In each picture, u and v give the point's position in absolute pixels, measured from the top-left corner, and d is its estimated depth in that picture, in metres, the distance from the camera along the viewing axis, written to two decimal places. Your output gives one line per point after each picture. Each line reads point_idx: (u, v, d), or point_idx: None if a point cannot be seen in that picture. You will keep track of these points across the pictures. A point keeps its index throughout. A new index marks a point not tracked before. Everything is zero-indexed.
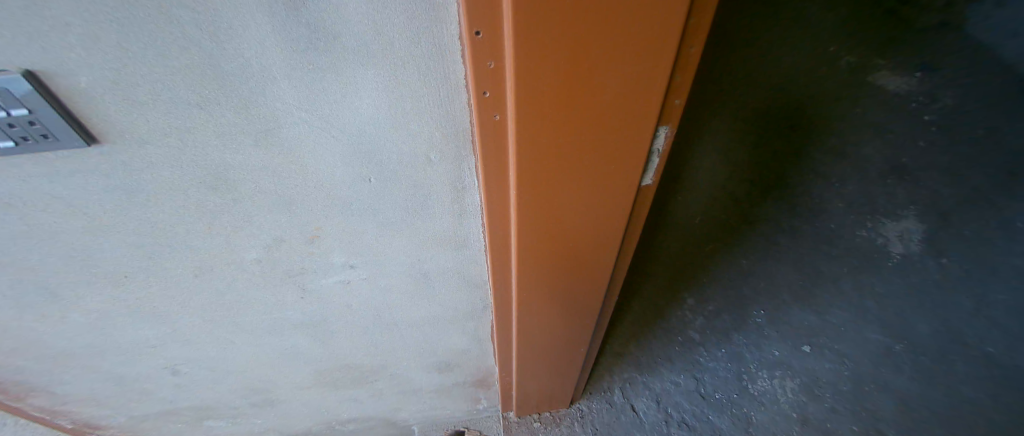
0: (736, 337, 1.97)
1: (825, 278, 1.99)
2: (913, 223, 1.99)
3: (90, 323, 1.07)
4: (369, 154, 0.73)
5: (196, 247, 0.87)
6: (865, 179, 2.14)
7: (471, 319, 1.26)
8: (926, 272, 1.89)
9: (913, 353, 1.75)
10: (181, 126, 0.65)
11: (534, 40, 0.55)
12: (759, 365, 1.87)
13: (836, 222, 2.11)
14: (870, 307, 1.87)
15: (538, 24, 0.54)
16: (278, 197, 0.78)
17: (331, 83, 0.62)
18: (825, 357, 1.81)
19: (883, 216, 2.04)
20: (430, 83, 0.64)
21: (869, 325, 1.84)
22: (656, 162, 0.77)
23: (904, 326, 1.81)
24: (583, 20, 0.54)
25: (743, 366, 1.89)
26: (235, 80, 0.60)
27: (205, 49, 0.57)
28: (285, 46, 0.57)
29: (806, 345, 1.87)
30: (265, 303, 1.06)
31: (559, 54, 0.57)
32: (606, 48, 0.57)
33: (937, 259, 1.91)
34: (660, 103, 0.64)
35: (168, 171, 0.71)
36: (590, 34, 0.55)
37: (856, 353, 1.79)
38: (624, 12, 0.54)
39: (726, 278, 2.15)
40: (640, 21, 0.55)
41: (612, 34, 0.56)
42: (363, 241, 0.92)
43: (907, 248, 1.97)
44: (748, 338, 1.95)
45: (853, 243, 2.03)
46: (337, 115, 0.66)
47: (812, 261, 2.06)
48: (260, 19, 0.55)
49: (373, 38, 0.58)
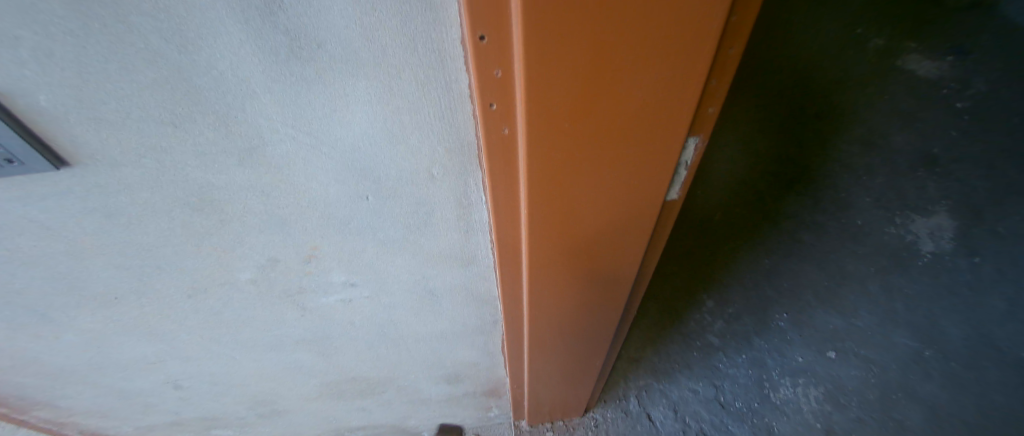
0: (757, 342, 1.84)
1: (850, 278, 1.85)
2: (944, 218, 1.84)
3: (84, 343, 1.03)
4: (366, 172, 0.66)
5: (185, 268, 0.81)
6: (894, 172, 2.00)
7: (482, 333, 1.19)
8: (960, 271, 1.74)
9: (943, 359, 1.61)
10: (155, 145, 0.59)
11: (548, 45, 0.48)
12: (781, 371, 1.75)
13: (861, 219, 1.95)
14: (899, 308, 1.74)
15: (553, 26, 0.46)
16: (269, 218, 0.72)
17: (318, 96, 0.55)
18: (848, 364, 1.68)
19: (912, 211, 1.89)
20: (429, 93, 0.57)
21: (897, 329, 1.70)
22: (684, 173, 0.70)
23: (934, 331, 1.67)
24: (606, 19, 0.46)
25: (764, 373, 1.76)
26: (210, 96, 0.53)
27: (173, 61, 0.50)
28: (263, 56, 0.50)
29: (830, 351, 1.73)
30: (263, 322, 1.00)
31: (578, 59, 0.49)
32: (633, 51, 0.49)
33: (969, 258, 1.75)
34: (692, 112, 0.56)
35: (147, 193, 0.65)
36: (616, 36, 0.48)
37: (882, 358, 1.65)
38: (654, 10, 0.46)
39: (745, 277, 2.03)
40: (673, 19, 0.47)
41: (641, 36, 0.48)
42: (363, 260, 0.85)
43: (938, 246, 1.81)
44: (769, 343, 1.82)
45: (882, 240, 1.88)
46: (327, 131, 0.60)
47: (834, 259, 1.92)
48: (231, 26, 0.48)
49: (363, 44, 0.51)
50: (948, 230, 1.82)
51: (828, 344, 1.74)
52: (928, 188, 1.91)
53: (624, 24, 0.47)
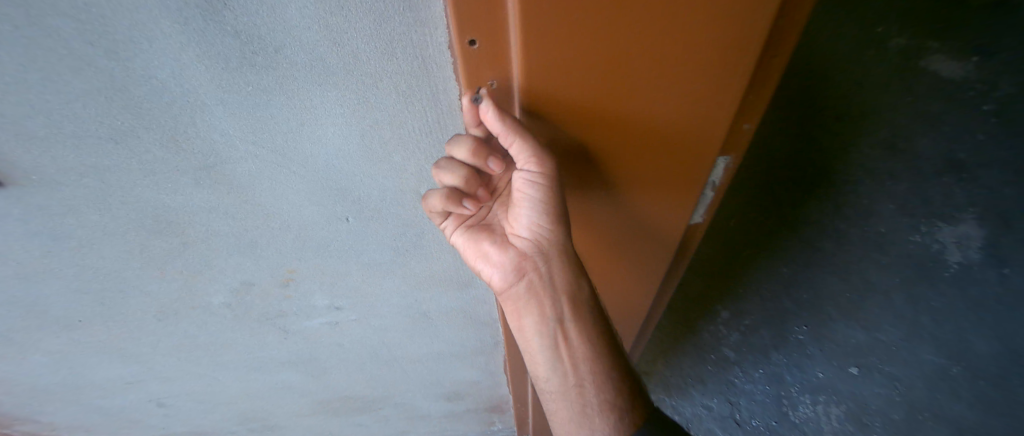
0: (775, 356, 1.28)
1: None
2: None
3: (56, 362, 0.96)
4: (343, 192, 0.58)
5: (151, 292, 0.74)
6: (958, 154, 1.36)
7: (481, 354, 1.11)
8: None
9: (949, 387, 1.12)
10: (99, 163, 0.51)
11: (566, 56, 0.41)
12: (801, 388, 1.24)
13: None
14: (926, 322, 1.18)
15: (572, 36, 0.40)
16: (237, 240, 0.64)
17: (281, 108, 0.47)
18: (872, 380, 1.17)
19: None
20: (413, 105, 0.48)
21: (921, 343, 1.17)
22: (711, 196, 0.63)
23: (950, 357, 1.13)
24: (641, 20, 0.40)
25: (783, 390, 1.26)
26: (155, 108, 0.45)
27: (104, 69, 0.42)
28: (210, 63, 0.42)
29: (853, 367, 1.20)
30: (243, 344, 0.93)
31: (603, 66, 0.42)
32: (668, 56, 0.43)
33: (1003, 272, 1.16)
34: (725, 127, 0.51)
35: (97, 214, 0.58)
36: (649, 38, 0.41)
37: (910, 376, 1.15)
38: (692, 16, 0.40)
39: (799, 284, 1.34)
40: (718, 19, 0.41)
41: (674, 45, 0.42)
42: (346, 284, 0.77)
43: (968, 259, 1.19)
44: (789, 358, 1.27)
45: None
46: (296, 149, 0.51)
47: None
48: (169, 28, 0.39)
49: (329, 48, 0.42)
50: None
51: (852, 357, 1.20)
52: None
53: (661, 24, 0.40)
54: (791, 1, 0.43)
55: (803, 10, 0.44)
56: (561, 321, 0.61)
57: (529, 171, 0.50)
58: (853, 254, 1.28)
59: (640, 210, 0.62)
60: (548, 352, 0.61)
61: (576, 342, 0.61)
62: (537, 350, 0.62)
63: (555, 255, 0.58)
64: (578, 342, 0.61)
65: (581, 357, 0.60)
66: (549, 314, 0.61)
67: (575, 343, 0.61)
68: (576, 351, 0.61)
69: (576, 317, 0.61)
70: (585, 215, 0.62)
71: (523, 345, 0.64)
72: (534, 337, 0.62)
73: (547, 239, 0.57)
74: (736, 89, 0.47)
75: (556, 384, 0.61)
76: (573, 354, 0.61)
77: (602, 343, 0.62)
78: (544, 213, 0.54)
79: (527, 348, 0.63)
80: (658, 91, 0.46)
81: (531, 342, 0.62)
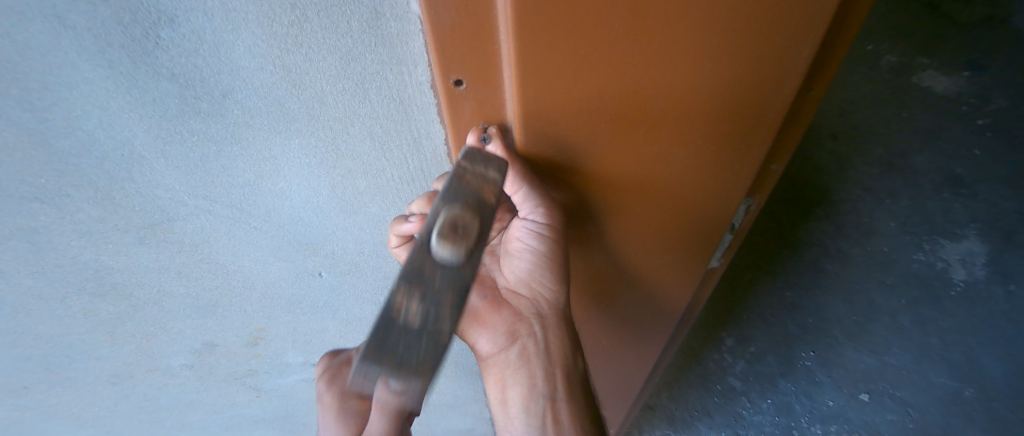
0: (781, 383, 1.27)
1: (881, 313, 1.29)
2: (975, 243, 1.34)
3: None
4: (315, 247, 0.53)
5: (102, 356, 0.64)
6: (946, 168, 1.49)
7: (475, 402, 1.03)
8: (996, 303, 1.26)
9: (977, 401, 1.15)
10: (23, 224, 0.43)
11: (572, 98, 0.35)
12: (812, 420, 1.20)
13: (889, 244, 1.38)
14: (936, 345, 1.23)
15: (581, 78, 0.34)
16: (195, 300, 0.57)
17: (235, 159, 0.41)
18: (884, 407, 1.17)
19: (940, 235, 1.37)
20: (392, 153, 0.42)
21: (933, 364, 1.20)
22: (729, 237, 0.58)
23: (967, 368, 1.19)
24: (664, 56, 0.34)
25: (792, 421, 1.22)
26: (84, 163, 0.38)
27: (16, 120, 0.34)
28: (146, 112, 0.35)
29: (863, 393, 1.20)
30: (212, 404, 0.84)
31: (617, 106, 0.37)
32: (692, 92, 0.37)
33: (1004, 286, 1.27)
34: (752, 169, 0.46)
35: (29, 279, 0.49)
36: (672, 78, 0.35)
37: (923, 402, 1.16)
38: (725, 49, 0.34)
39: (811, 305, 1.34)
40: (751, 55, 0.35)
41: (703, 84, 0.36)
42: (323, 338, 0.71)
43: (971, 273, 1.31)
44: (797, 385, 1.25)
45: (909, 271, 1.33)
46: (256, 202, 0.45)
47: (863, 292, 1.32)
48: (90, 72, 0.32)
49: (288, 92, 0.36)
50: (979, 256, 1.32)
51: (861, 383, 1.21)
52: (955, 210, 1.40)
53: (688, 58, 0.34)
54: (836, 32, 0.37)
55: (846, 39, 0.38)
56: (552, 399, 0.48)
57: (532, 222, 0.45)
58: (856, 275, 1.35)
59: (654, 254, 0.56)
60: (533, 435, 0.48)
61: (569, 426, 0.48)
62: (520, 430, 0.49)
63: (556, 318, 0.50)
64: (570, 426, 0.48)
65: None
66: (540, 389, 0.48)
67: (566, 426, 0.48)
68: None
69: (571, 395, 0.49)
70: (592, 259, 0.56)
71: (502, 421, 0.51)
72: (518, 415, 0.49)
73: (547, 299, 0.49)
74: (765, 127, 0.42)
75: None
76: None
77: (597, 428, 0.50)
78: (547, 270, 0.47)
79: (507, 426, 0.51)
80: (679, 132, 0.40)
81: (515, 419, 0.49)
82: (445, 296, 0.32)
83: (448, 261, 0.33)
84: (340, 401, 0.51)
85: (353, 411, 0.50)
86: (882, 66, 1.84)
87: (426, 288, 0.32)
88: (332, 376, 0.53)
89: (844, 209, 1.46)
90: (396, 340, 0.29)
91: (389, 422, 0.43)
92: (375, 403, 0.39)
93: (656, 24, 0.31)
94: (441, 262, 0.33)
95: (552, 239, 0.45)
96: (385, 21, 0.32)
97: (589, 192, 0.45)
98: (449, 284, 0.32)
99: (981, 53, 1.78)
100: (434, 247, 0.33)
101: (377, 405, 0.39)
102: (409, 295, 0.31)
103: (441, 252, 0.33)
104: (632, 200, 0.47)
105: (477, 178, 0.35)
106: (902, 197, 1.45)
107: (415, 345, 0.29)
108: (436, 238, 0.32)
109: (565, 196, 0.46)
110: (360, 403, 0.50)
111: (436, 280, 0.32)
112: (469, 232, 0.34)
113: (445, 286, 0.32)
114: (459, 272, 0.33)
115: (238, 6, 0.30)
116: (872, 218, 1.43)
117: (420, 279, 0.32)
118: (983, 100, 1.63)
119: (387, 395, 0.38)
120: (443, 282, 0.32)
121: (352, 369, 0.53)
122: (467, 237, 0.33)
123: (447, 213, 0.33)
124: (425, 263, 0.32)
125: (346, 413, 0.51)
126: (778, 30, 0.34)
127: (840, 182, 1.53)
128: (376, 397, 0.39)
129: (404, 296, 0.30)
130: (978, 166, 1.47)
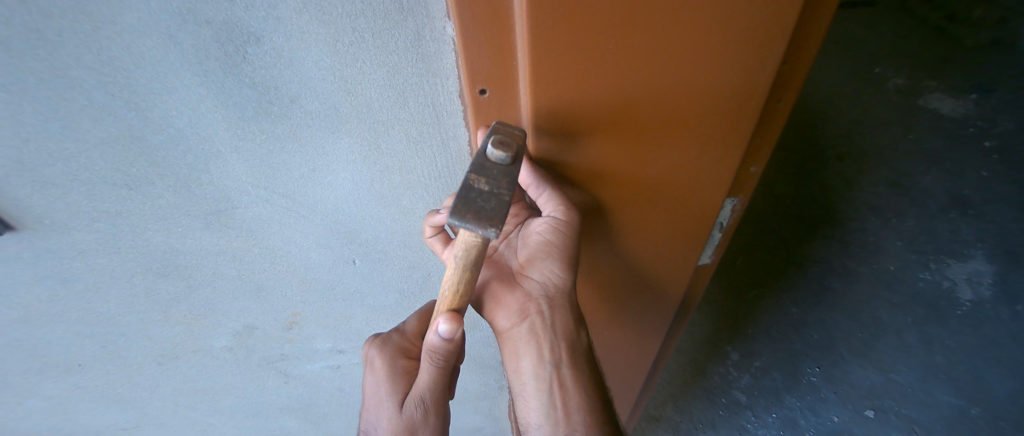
0: (787, 398, 1.27)
1: (887, 329, 1.31)
2: (982, 262, 1.37)
3: (35, 418, 0.86)
4: (351, 234, 0.60)
5: (154, 336, 0.72)
6: (954, 188, 1.54)
7: (486, 398, 1.09)
8: (1004, 322, 1.27)
9: (987, 422, 1.13)
10: (110, 208, 0.50)
11: (571, 105, 0.42)
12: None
13: (895, 262, 1.42)
14: (942, 363, 1.24)
15: (578, 88, 0.41)
16: (243, 281, 0.64)
17: (292, 154, 0.48)
18: (887, 423, 1.17)
19: (946, 254, 1.41)
20: (424, 152, 0.50)
21: (938, 382, 1.21)
22: (718, 235, 0.64)
23: (975, 387, 1.19)
24: (649, 70, 0.40)
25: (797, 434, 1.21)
26: (169, 156, 0.46)
27: (124, 118, 0.42)
28: (228, 113, 0.43)
29: (867, 410, 1.20)
30: (244, 388, 0.91)
31: (610, 111, 0.43)
32: (674, 100, 0.43)
33: (1011, 306, 1.29)
34: (733, 172, 0.53)
35: (106, 259, 0.57)
36: (657, 89, 0.42)
37: (928, 419, 1.16)
38: (701, 65, 0.41)
39: (816, 321, 1.37)
40: (723, 71, 0.42)
41: (683, 95, 0.43)
42: (350, 326, 0.78)
43: (978, 293, 1.33)
44: (802, 401, 1.25)
45: (915, 288, 1.36)
46: (306, 193, 0.53)
47: (867, 308, 1.35)
48: (189, 79, 0.40)
49: (343, 98, 0.43)
50: (986, 276, 1.35)
51: (866, 400, 1.21)
52: (961, 231, 1.44)
53: (670, 72, 0.41)
54: (794, 50, 0.44)
55: (806, 58, 0.44)
56: (557, 367, 0.55)
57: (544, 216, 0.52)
58: (861, 294, 1.38)
59: (650, 248, 0.62)
60: (542, 396, 0.56)
61: (571, 388, 0.55)
62: (531, 391, 0.56)
63: (562, 300, 0.55)
64: (574, 389, 0.55)
65: (575, 404, 0.55)
66: (547, 358, 0.55)
67: (570, 388, 0.55)
68: (571, 402, 0.55)
69: (574, 363, 0.56)
70: (595, 251, 0.62)
71: (517, 386, 0.58)
72: (530, 380, 0.56)
73: (553, 283, 0.54)
74: (741, 133, 0.48)
75: (545, 426, 0.55)
76: (567, 398, 0.55)
77: (601, 394, 0.57)
78: (555, 259, 0.52)
79: (521, 390, 0.58)
80: (664, 136, 0.47)
81: (526, 383, 0.57)
82: (502, 181, 0.37)
83: (500, 160, 0.37)
84: (390, 361, 0.57)
85: (401, 373, 0.56)
86: (888, 87, 1.94)
87: (489, 176, 0.37)
88: (382, 342, 0.59)
89: (849, 228, 1.51)
90: (474, 197, 0.36)
91: (435, 376, 0.50)
92: (432, 338, 0.46)
93: (640, 43, 0.38)
94: (495, 162, 0.38)
95: (559, 233, 0.51)
96: (425, 41, 0.40)
97: (591, 187, 0.52)
98: (505, 176, 0.37)
99: (992, 79, 1.83)
100: (487, 150, 0.38)
101: (434, 339, 0.46)
102: (476, 178, 0.37)
103: (496, 156, 0.38)
104: (629, 195, 0.53)
105: (509, 131, 0.40)
106: (907, 217, 1.50)
107: (489, 201, 0.36)
108: (490, 147, 0.38)
109: (569, 192, 0.52)
110: (408, 362, 0.57)
111: (495, 174, 0.37)
112: (512, 145, 0.38)
113: (502, 175, 0.37)
114: (513, 167, 0.38)
115: (310, 29, 0.38)
116: (877, 236, 1.48)
117: (481, 170, 0.37)
118: (990, 123, 1.68)
119: (446, 324, 0.44)
120: (501, 176, 0.37)
121: (399, 335, 0.59)
122: (513, 148, 0.38)
123: (496, 135, 0.39)
124: (484, 161, 0.38)
125: (395, 370, 0.57)
126: (747, 50, 0.40)
127: (846, 202, 1.59)
128: (433, 333, 0.45)
129: (473, 177, 0.37)
130: (984, 188, 1.52)
